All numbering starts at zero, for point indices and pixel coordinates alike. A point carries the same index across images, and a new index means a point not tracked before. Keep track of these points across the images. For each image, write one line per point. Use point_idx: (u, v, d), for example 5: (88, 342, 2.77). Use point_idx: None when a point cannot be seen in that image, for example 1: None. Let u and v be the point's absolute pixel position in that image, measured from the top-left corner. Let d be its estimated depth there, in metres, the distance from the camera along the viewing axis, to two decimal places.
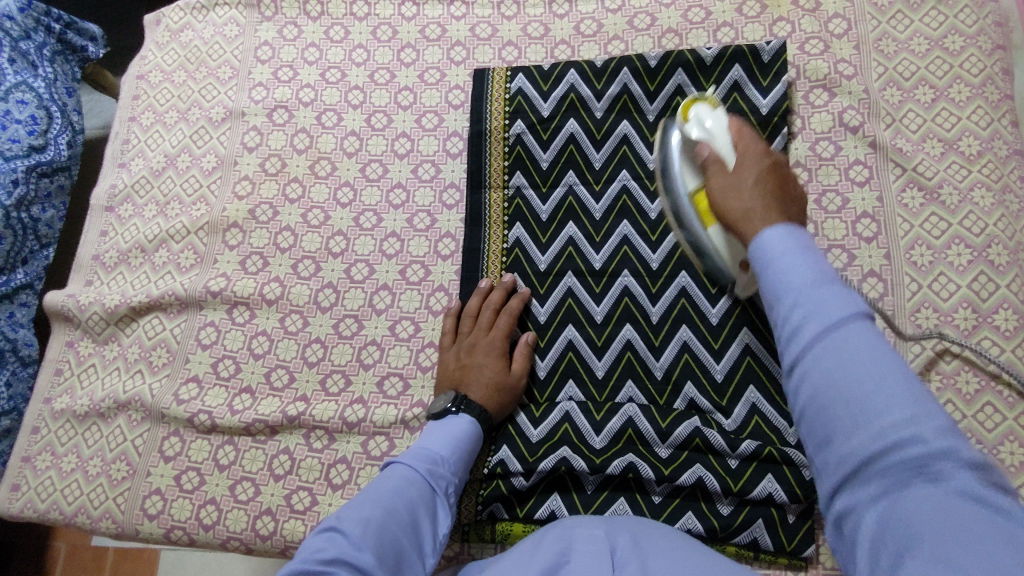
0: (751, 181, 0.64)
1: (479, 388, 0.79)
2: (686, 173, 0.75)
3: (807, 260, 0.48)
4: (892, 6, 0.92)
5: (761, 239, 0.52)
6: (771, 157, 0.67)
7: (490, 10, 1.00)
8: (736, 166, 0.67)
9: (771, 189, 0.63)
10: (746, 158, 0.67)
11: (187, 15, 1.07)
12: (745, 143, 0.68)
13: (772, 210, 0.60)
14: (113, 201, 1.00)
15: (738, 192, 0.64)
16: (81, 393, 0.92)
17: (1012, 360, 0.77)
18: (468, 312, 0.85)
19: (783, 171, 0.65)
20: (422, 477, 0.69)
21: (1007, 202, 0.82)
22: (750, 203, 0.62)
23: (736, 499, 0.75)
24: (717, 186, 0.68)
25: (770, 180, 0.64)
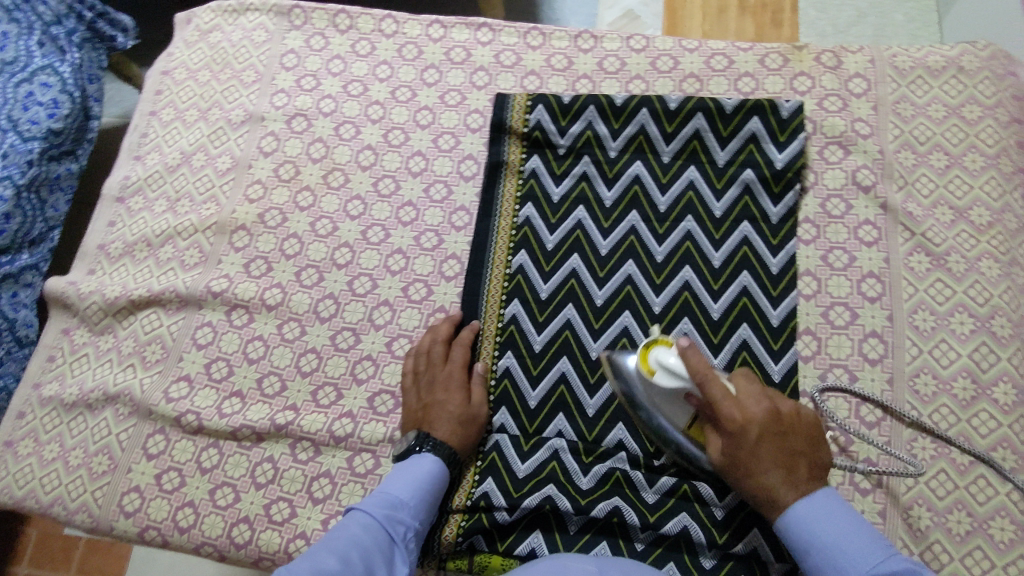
0: (758, 455, 0.68)
1: (443, 425, 0.79)
2: (647, 385, 0.75)
3: (852, 530, 0.65)
4: (912, 70, 0.93)
5: (795, 514, 0.67)
6: (756, 416, 0.69)
7: (516, 38, 1.01)
8: (732, 445, 0.69)
9: (790, 454, 0.69)
10: (726, 414, 0.69)
11: (218, 17, 1.08)
12: (723, 400, 0.69)
13: (783, 475, 0.68)
14: (124, 193, 1.00)
15: (753, 471, 0.69)
16: (71, 380, 0.91)
17: (1009, 435, 0.77)
18: (423, 349, 0.84)
19: (776, 411, 0.70)
20: (380, 524, 0.69)
21: (1014, 275, 0.82)
22: (768, 470, 0.68)
23: (720, 553, 0.74)
24: (719, 457, 0.71)
25: (771, 444, 0.68)
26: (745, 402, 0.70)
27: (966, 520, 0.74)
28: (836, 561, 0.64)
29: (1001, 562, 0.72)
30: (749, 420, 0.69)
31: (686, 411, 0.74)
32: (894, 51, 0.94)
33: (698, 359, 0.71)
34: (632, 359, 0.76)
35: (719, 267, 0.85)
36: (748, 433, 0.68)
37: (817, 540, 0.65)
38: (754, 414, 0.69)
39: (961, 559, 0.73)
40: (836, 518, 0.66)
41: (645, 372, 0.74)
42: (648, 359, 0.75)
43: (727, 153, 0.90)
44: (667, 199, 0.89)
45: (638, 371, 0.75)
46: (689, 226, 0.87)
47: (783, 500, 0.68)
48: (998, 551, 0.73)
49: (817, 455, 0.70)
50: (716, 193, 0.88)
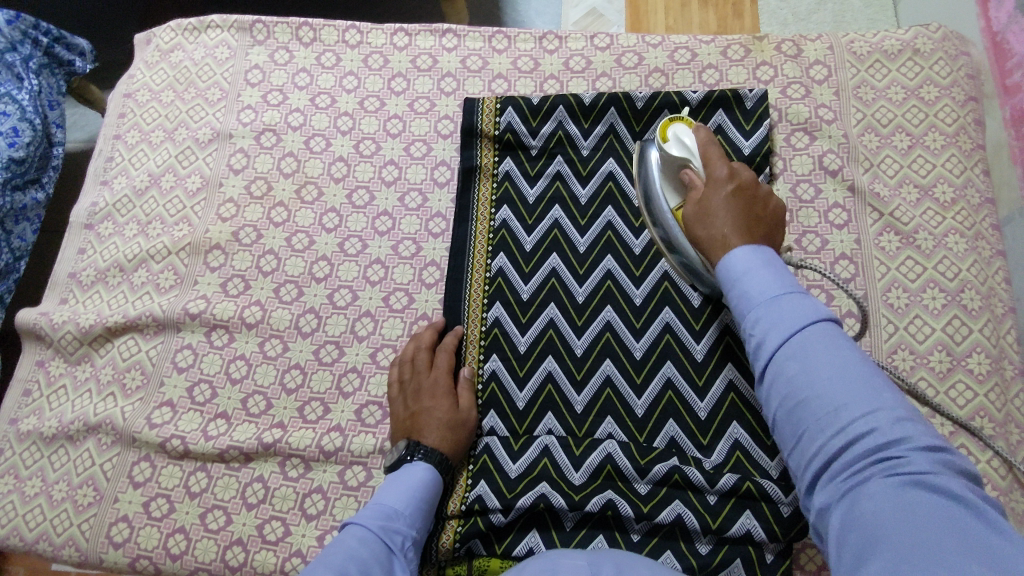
0: (722, 210, 0.71)
1: (433, 432, 0.78)
2: (664, 164, 0.82)
3: (782, 278, 0.60)
4: (870, 55, 0.95)
5: (732, 259, 0.64)
6: (740, 177, 0.73)
7: (481, 43, 1.02)
8: (707, 190, 0.74)
9: (757, 215, 0.71)
10: (715, 176, 0.74)
11: (178, 35, 1.07)
12: (717, 159, 0.76)
13: (741, 231, 0.68)
14: (93, 219, 0.98)
15: (716, 219, 0.71)
16: (49, 414, 0.89)
17: (985, 403, 0.79)
18: (407, 358, 0.84)
19: (753, 186, 0.73)
20: (376, 535, 0.67)
21: (979, 249, 0.85)
22: (726, 217, 0.70)
23: (715, 538, 0.75)
24: (692, 204, 0.75)
25: (740, 200, 0.71)
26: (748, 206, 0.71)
27: None
28: (765, 297, 0.58)
29: None
30: (735, 177, 0.73)
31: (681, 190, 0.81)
32: (852, 37, 0.97)
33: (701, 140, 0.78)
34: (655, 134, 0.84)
35: None
36: (727, 185, 0.73)
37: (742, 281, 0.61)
38: (738, 175, 0.73)
39: None
40: (785, 278, 0.60)
41: (660, 137, 0.82)
42: (668, 130, 0.82)
43: None
44: None
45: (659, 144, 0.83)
46: None
47: (733, 246, 0.67)
48: None
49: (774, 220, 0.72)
50: None
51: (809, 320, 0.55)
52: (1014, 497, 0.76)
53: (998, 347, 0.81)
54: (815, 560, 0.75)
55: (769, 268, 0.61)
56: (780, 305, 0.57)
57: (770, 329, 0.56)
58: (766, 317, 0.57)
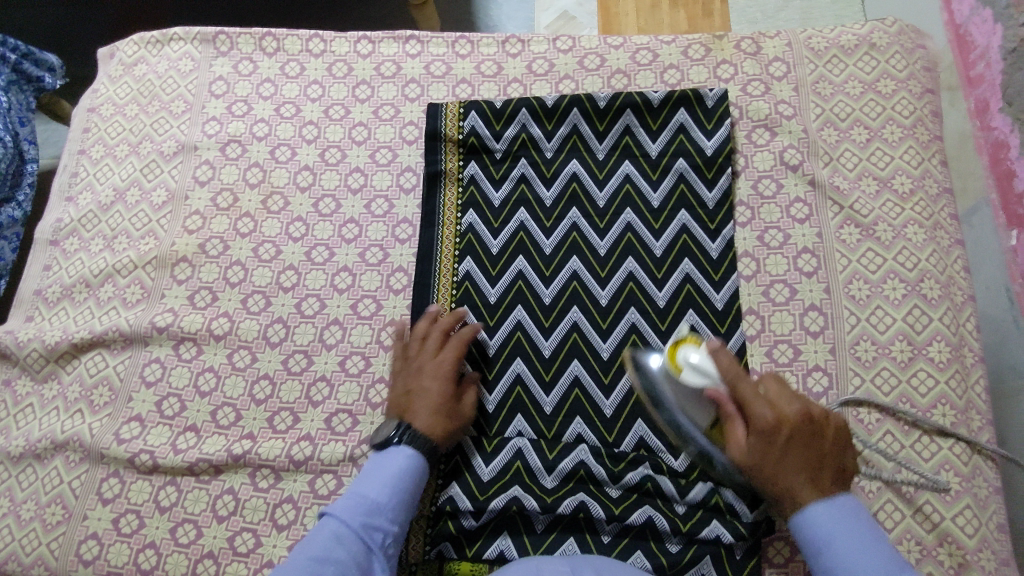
0: (786, 466, 0.68)
1: (424, 415, 0.78)
2: (676, 386, 0.73)
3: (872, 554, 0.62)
4: (827, 50, 0.96)
5: (811, 520, 0.65)
6: (791, 417, 0.69)
7: (445, 48, 1.02)
8: (760, 445, 0.68)
9: (815, 453, 0.68)
10: (757, 418, 0.69)
11: (141, 49, 1.07)
12: (754, 397, 0.70)
13: (809, 483, 0.67)
14: (58, 235, 0.98)
15: (779, 479, 0.68)
16: (17, 433, 0.89)
17: (946, 391, 0.80)
18: (417, 336, 0.84)
19: (806, 419, 0.69)
20: (353, 534, 0.69)
21: (938, 239, 0.86)
22: (787, 463, 0.68)
23: (685, 538, 0.76)
24: (740, 454, 0.70)
25: (800, 452, 0.68)
26: (778, 402, 0.70)
27: (913, 477, 0.77)
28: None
29: (949, 514, 0.75)
30: (783, 419, 0.68)
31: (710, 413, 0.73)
32: (809, 33, 0.98)
33: (724, 357, 0.71)
34: (658, 354, 0.76)
35: (661, 256, 0.87)
36: (779, 433, 0.68)
37: (828, 542, 0.64)
38: (780, 408, 0.69)
39: (911, 515, 0.75)
40: (857, 521, 0.65)
41: (672, 368, 0.74)
42: (676, 355, 0.75)
43: (658, 145, 0.92)
44: (605, 193, 0.91)
45: (665, 367, 0.74)
46: (629, 219, 0.89)
47: (805, 501, 0.66)
48: (946, 504, 0.75)
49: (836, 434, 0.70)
50: (653, 184, 0.90)
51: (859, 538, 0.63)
52: (976, 482, 0.76)
53: (957, 335, 0.82)
54: (783, 553, 0.76)
55: (862, 529, 0.64)
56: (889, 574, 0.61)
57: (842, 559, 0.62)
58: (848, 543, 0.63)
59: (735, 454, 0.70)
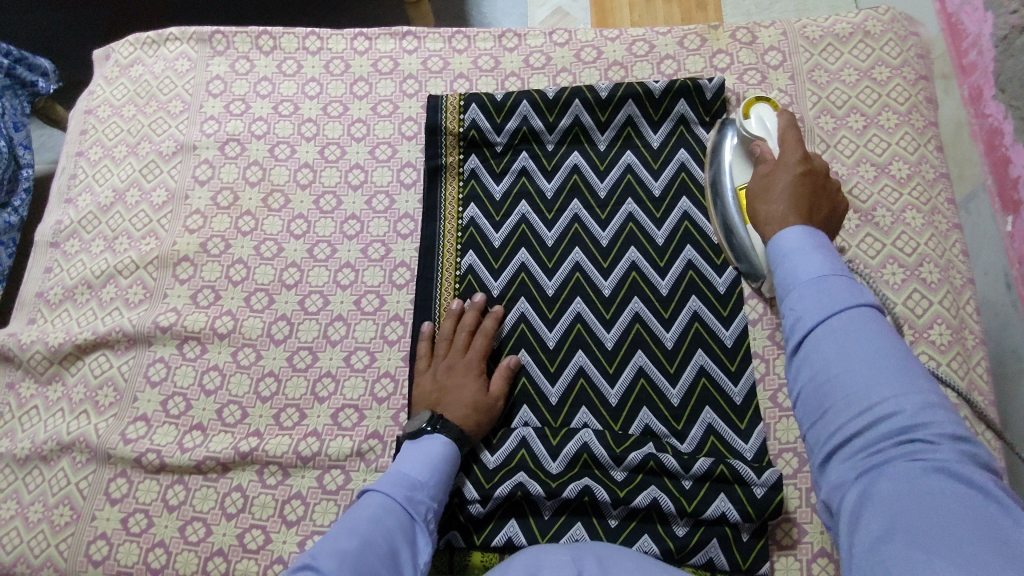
0: (784, 188, 0.69)
1: (457, 408, 0.79)
2: (746, 141, 0.84)
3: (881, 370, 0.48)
4: (822, 39, 0.97)
5: (779, 242, 0.59)
6: (812, 163, 0.71)
7: (441, 43, 1.02)
8: (765, 177, 0.72)
9: (807, 196, 0.68)
10: (786, 158, 0.71)
11: (137, 50, 1.07)
12: (793, 143, 0.72)
13: (802, 213, 0.67)
14: (58, 237, 0.98)
15: (773, 189, 0.70)
16: (22, 435, 0.88)
17: (947, 373, 0.80)
18: (443, 335, 0.85)
19: (821, 171, 0.71)
20: (399, 504, 0.69)
21: (936, 223, 0.87)
22: (780, 208, 0.68)
23: (691, 520, 0.76)
24: (754, 182, 0.73)
25: (804, 184, 0.69)
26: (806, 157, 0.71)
27: None
28: (874, 395, 0.47)
29: None
30: (806, 164, 0.70)
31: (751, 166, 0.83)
32: (804, 22, 0.99)
33: (784, 124, 0.74)
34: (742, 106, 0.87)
35: (663, 245, 0.88)
36: (795, 167, 0.70)
37: (836, 366, 0.49)
38: (811, 161, 0.71)
39: None
40: (863, 306, 0.51)
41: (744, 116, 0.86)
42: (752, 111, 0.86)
43: (659, 136, 0.93)
44: (606, 184, 0.91)
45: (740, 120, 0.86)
46: (631, 209, 0.90)
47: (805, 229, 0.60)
48: None
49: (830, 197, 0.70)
50: (654, 174, 0.91)
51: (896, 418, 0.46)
52: None
53: (958, 318, 0.83)
54: (791, 536, 0.76)
55: (865, 336, 0.49)
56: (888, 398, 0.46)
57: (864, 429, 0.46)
58: (859, 398, 0.47)
59: (752, 182, 0.74)
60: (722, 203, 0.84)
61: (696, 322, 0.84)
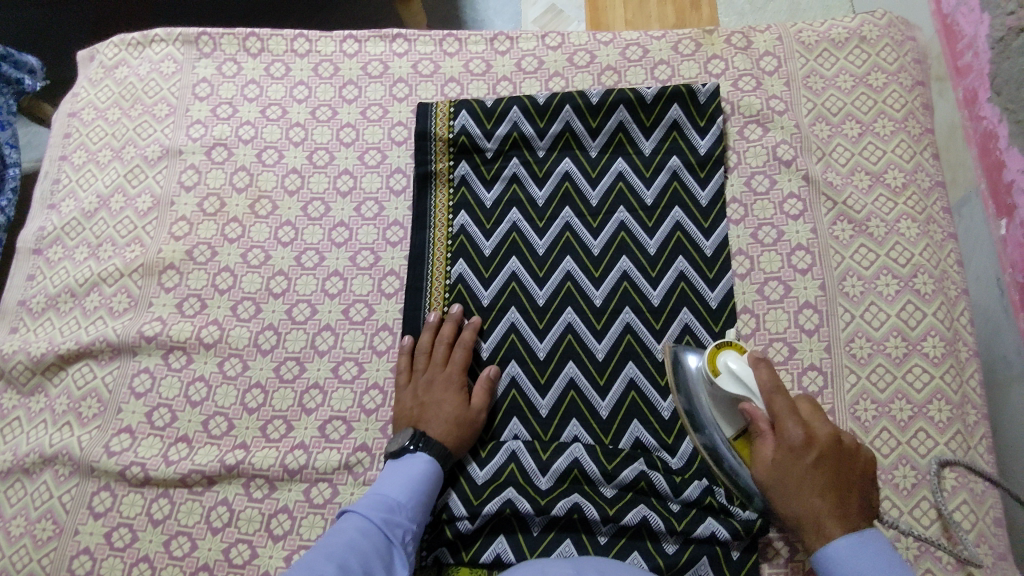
0: (809, 480, 0.65)
1: (437, 424, 0.79)
2: (712, 388, 0.74)
3: (887, 565, 0.61)
4: (819, 44, 0.96)
5: (831, 549, 0.63)
6: (818, 437, 0.67)
7: (432, 47, 1.01)
8: (786, 459, 0.67)
9: (833, 480, 0.65)
10: (793, 452, 0.67)
11: (122, 51, 1.05)
12: (807, 417, 0.68)
13: (839, 521, 0.64)
14: (41, 244, 0.96)
15: (798, 518, 0.66)
16: (4, 447, 0.87)
17: (941, 386, 0.80)
18: (422, 348, 0.84)
19: (832, 440, 0.67)
20: (376, 527, 0.68)
21: (931, 233, 0.86)
22: (814, 505, 0.65)
23: (681, 537, 0.75)
24: (765, 466, 0.68)
25: (826, 473, 0.65)
26: (812, 423, 0.68)
27: (911, 473, 0.77)
28: None
29: (946, 510, 0.75)
30: (815, 439, 0.66)
31: (737, 419, 0.72)
32: (800, 27, 0.97)
33: (768, 385, 0.69)
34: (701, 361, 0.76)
35: (656, 254, 0.86)
36: (809, 452, 0.66)
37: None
38: (817, 439, 0.66)
39: (909, 511, 0.76)
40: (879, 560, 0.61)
41: (709, 369, 0.74)
42: (717, 360, 0.74)
43: (652, 142, 0.91)
44: (598, 192, 0.90)
45: (705, 372, 0.75)
46: (623, 217, 0.88)
47: (828, 534, 0.64)
48: (942, 500, 0.76)
49: (854, 461, 0.67)
50: (646, 181, 0.90)
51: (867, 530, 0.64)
52: (973, 477, 0.77)
53: (952, 329, 0.82)
54: (783, 553, 0.75)
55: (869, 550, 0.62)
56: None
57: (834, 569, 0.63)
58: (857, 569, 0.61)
59: (759, 453, 0.69)
60: (704, 431, 0.74)
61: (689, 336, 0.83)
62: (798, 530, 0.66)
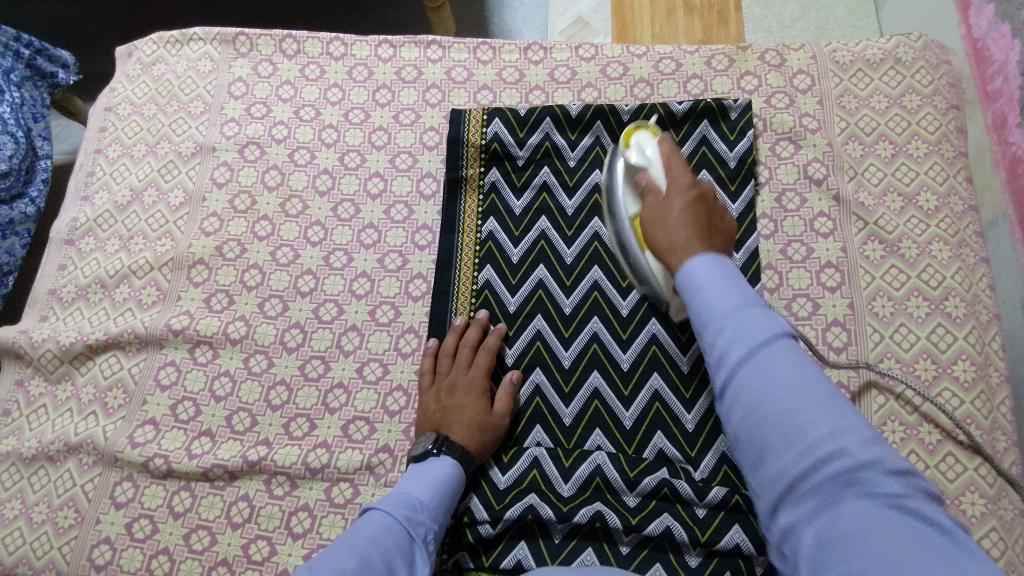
0: (678, 212, 0.66)
1: (460, 429, 0.78)
2: (628, 170, 0.78)
3: (740, 291, 0.53)
4: (853, 64, 0.96)
5: (692, 271, 0.56)
6: (699, 187, 0.69)
7: (466, 54, 1.01)
8: (661, 209, 0.69)
9: (699, 224, 0.64)
10: (675, 186, 0.70)
11: (160, 48, 1.06)
12: (679, 170, 0.71)
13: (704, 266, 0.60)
14: (74, 234, 0.97)
15: (669, 215, 0.67)
16: (28, 434, 0.88)
17: (971, 411, 0.79)
18: (445, 351, 0.84)
19: (704, 204, 0.67)
20: (399, 524, 0.67)
21: (964, 256, 0.85)
22: (678, 233, 0.64)
23: (704, 550, 0.75)
24: (656, 266, 0.67)
25: (695, 219, 0.65)
26: (676, 199, 0.68)
27: (939, 498, 0.76)
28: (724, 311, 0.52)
29: (975, 536, 0.74)
30: (684, 192, 0.68)
31: (639, 194, 0.76)
32: (834, 46, 0.97)
33: (666, 153, 0.74)
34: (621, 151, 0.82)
35: None
36: (678, 201, 0.68)
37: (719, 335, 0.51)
38: (696, 187, 0.69)
39: None
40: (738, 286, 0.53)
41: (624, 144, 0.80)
42: (632, 138, 0.80)
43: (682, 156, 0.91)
44: None
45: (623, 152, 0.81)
46: None
47: (691, 255, 0.61)
48: (972, 526, 0.75)
49: (722, 226, 0.67)
50: None
51: (832, 436, 0.45)
52: (1003, 504, 0.75)
53: (983, 354, 0.81)
54: None
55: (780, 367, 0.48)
56: (800, 415, 0.46)
57: (789, 448, 0.46)
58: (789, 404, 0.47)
59: (647, 209, 0.72)
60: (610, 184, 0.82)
61: None
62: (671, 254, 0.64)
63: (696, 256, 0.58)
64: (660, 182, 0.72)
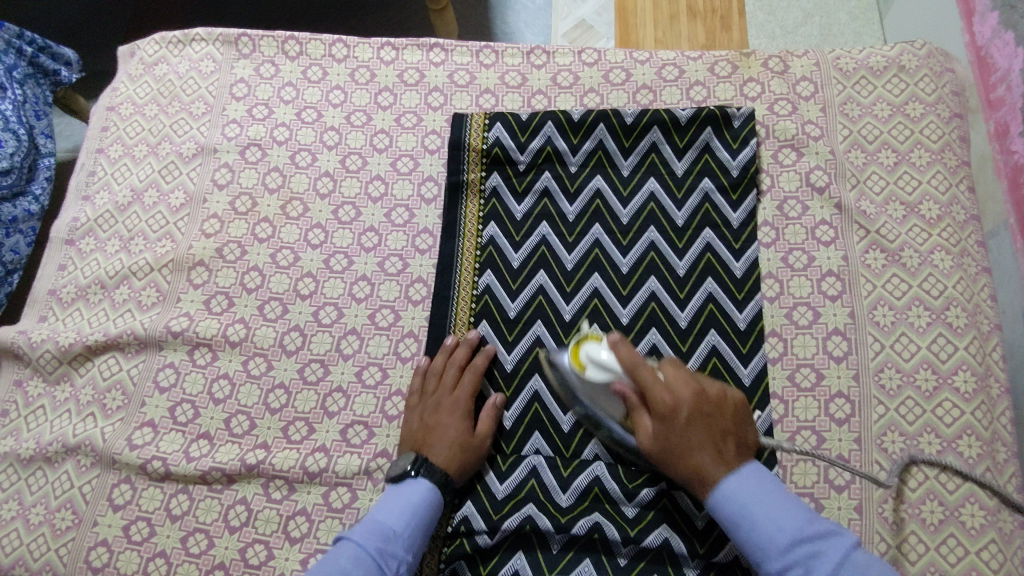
0: (692, 435, 0.70)
1: (439, 451, 0.78)
2: (588, 384, 0.75)
3: (781, 505, 0.66)
4: (856, 72, 0.95)
5: (725, 501, 0.67)
6: (700, 390, 0.71)
7: (469, 57, 1.01)
8: (663, 428, 0.71)
9: (715, 429, 0.70)
10: (659, 405, 0.71)
11: (162, 49, 1.06)
12: (654, 386, 0.71)
13: (714, 456, 0.69)
14: (74, 235, 0.97)
15: (683, 452, 0.70)
16: (27, 435, 0.87)
17: (971, 422, 0.79)
18: (433, 369, 0.84)
19: (708, 396, 0.71)
20: (369, 557, 0.68)
21: (965, 265, 0.85)
22: (702, 463, 0.69)
23: (702, 563, 0.74)
24: (648, 440, 0.71)
25: (704, 428, 0.70)
26: (675, 384, 0.71)
27: (938, 509, 0.76)
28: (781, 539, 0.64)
29: (974, 547, 0.74)
30: (680, 404, 0.70)
31: (612, 400, 0.75)
32: (837, 54, 0.97)
33: (629, 358, 0.72)
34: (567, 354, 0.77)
35: (684, 276, 0.86)
36: (678, 416, 0.70)
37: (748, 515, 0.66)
38: (686, 399, 0.71)
39: (936, 548, 0.74)
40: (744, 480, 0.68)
41: (574, 364, 0.75)
42: (580, 352, 0.75)
43: (684, 163, 0.91)
44: (628, 211, 0.90)
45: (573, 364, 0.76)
46: (653, 237, 0.88)
47: (715, 480, 0.68)
48: (971, 538, 0.74)
49: (727, 397, 0.72)
50: (677, 202, 0.90)
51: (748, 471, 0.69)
52: (1002, 516, 0.75)
53: (984, 364, 0.81)
54: None
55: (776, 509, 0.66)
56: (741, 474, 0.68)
57: (722, 485, 0.69)
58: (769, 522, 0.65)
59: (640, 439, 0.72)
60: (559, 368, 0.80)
61: (714, 358, 0.83)
62: (697, 489, 0.70)
63: (727, 480, 0.68)
64: (628, 389, 0.72)
